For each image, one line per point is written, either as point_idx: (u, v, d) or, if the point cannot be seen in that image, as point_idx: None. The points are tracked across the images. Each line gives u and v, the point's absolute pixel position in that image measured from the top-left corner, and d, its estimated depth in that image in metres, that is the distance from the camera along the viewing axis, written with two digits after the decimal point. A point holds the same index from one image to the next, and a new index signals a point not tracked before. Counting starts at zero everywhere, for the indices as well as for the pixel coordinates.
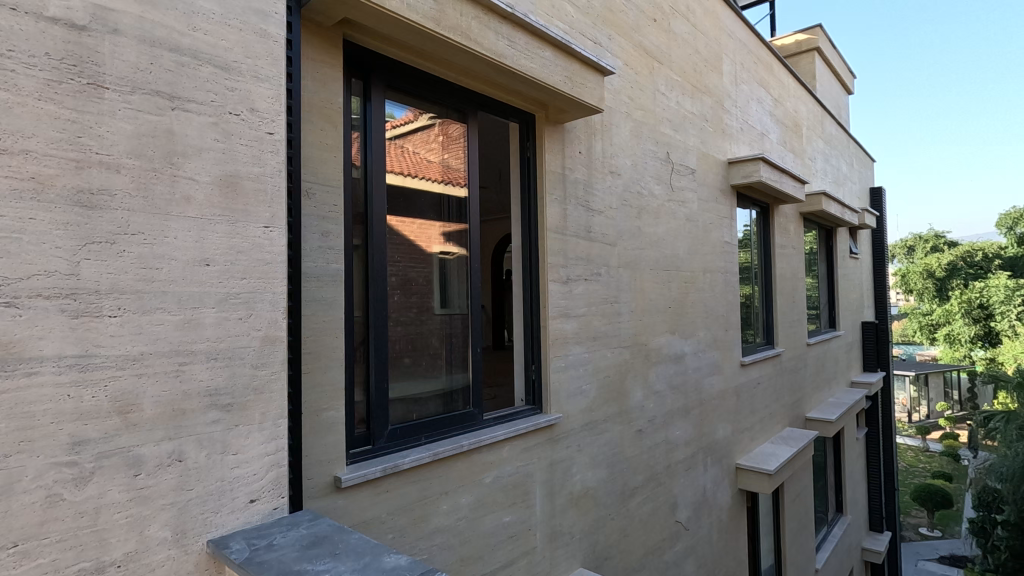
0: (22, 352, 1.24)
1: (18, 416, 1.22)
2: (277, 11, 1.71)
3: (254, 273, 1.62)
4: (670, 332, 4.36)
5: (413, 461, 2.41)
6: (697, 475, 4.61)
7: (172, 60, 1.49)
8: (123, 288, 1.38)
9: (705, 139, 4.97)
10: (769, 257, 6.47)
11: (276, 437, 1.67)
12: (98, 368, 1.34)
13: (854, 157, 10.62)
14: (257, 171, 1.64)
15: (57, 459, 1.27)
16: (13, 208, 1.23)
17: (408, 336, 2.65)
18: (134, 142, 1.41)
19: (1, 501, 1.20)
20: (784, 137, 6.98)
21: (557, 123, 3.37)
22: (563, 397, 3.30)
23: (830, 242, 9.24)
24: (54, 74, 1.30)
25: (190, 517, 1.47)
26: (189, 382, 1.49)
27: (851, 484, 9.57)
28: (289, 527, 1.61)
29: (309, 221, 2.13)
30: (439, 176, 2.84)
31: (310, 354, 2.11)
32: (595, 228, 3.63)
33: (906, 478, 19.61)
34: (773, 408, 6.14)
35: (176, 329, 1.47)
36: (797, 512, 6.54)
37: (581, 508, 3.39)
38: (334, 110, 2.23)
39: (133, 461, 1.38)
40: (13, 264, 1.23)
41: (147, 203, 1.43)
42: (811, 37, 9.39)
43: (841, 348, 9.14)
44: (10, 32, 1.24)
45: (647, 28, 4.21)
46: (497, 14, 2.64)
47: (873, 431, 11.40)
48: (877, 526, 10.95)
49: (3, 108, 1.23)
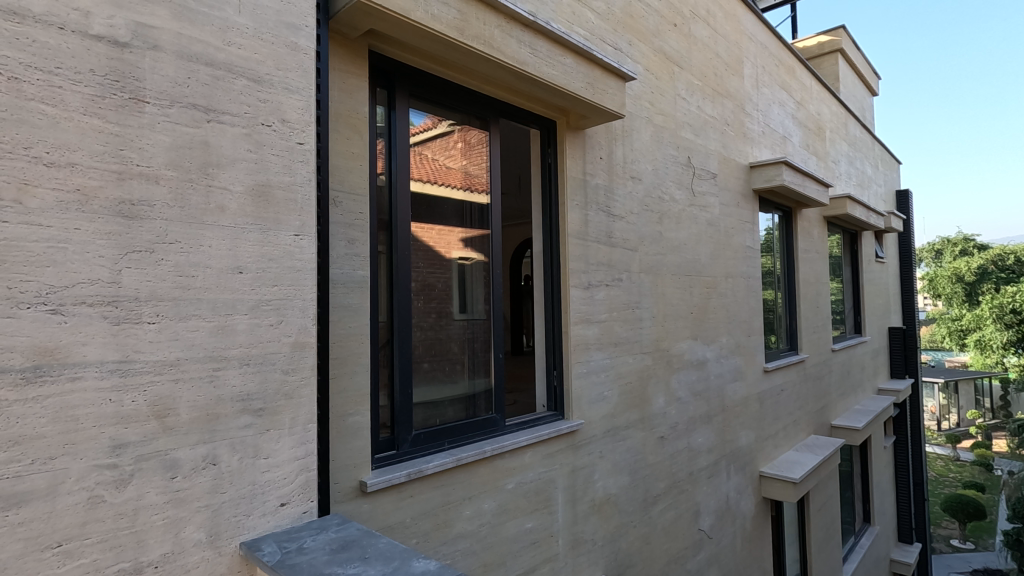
0: (66, 358, 1.28)
1: (63, 419, 1.27)
2: (308, 25, 1.76)
3: (285, 280, 1.66)
4: (691, 337, 4.32)
5: (436, 466, 2.43)
6: (721, 482, 4.55)
7: (208, 74, 1.53)
8: (161, 295, 1.42)
9: (726, 144, 4.92)
10: (792, 261, 6.38)
11: (305, 441, 1.70)
12: (138, 373, 1.38)
13: (879, 159, 10.41)
14: (288, 180, 1.68)
15: (98, 461, 1.31)
16: (59, 218, 1.28)
17: (430, 342, 2.67)
18: (172, 154, 1.46)
19: (47, 501, 1.23)
20: (806, 140, 6.89)
21: (577, 129, 3.37)
22: (584, 403, 3.29)
23: (854, 245, 9.08)
24: (98, 89, 1.35)
25: (223, 519, 1.50)
26: (223, 388, 1.52)
27: (879, 494, 9.35)
28: (318, 531, 1.63)
29: (336, 228, 2.16)
30: (460, 183, 2.87)
31: (337, 359, 2.14)
32: (616, 233, 3.63)
33: (937, 488, 19.07)
34: (797, 414, 6.04)
35: (210, 335, 1.50)
36: (823, 522, 6.41)
37: (603, 515, 3.37)
38: (360, 119, 2.27)
39: (170, 464, 1.42)
40: (59, 273, 1.27)
41: (184, 212, 1.47)
42: (833, 38, 9.25)
43: (867, 355, 8.94)
44: (58, 51, 1.29)
45: (667, 32, 4.20)
46: (519, 22, 2.66)
47: (902, 439, 11.11)
48: (906, 537, 10.66)
49: (51, 122, 1.28)
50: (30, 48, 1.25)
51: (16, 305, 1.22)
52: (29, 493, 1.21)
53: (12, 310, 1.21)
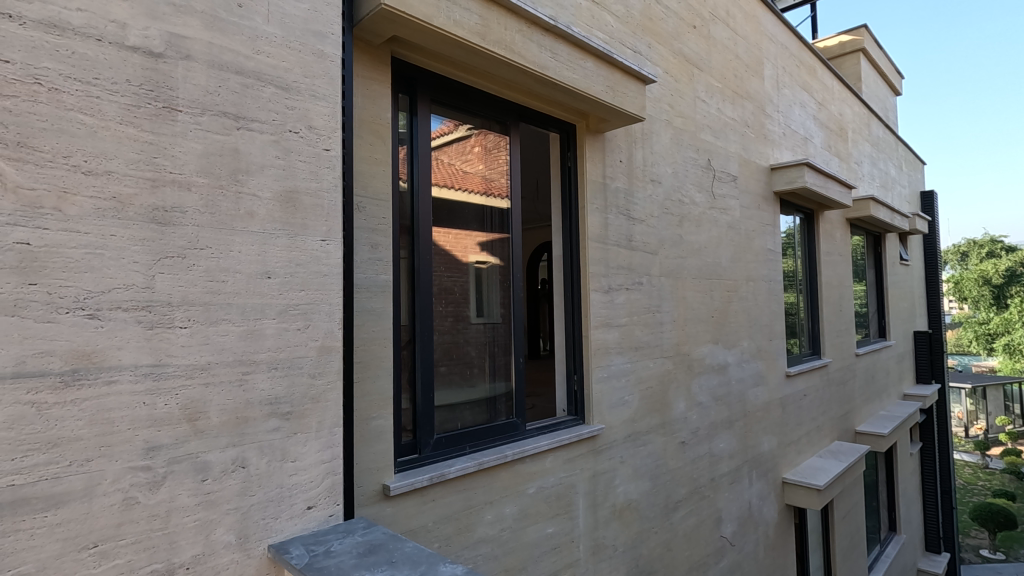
0: (103, 361, 1.31)
1: (99, 422, 1.29)
2: (333, 33, 1.78)
3: (311, 285, 1.68)
4: (713, 341, 4.27)
5: (458, 470, 2.43)
6: (743, 488, 4.48)
7: (238, 82, 1.56)
8: (193, 300, 1.45)
9: (747, 146, 4.87)
10: (815, 264, 6.28)
11: (331, 445, 1.71)
12: (170, 377, 1.41)
13: (903, 159, 10.22)
14: (315, 186, 1.70)
15: (133, 463, 1.33)
16: (96, 225, 1.31)
17: (450, 346, 2.67)
18: (203, 161, 1.48)
19: (83, 502, 1.26)
20: (828, 141, 6.79)
21: (597, 132, 3.37)
22: (605, 407, 3.27)
23: (877, 248, 8.92)
24: (133, 99, 1.38)
25: (252, 522, 1.52)
26: (252, 392, 1.54)
27: (905, 502, 9.15)
28: (344, 534, 1.64)
29: (360, 233, 2.19)
30: (479, 188, 2.88)
31: (360, 364, 2.16)
32: (636, 237, 3.60)
33: (965, 497, 18.57)
34: (820, 420, 5.94)
35: (240, 339, 1.52)
36: (847, 530, 6.29)
37: (625, 521, 3.34)
38: (383, 125, 2.28)
39: (201, 467, 1.44)
40: (96, 278, 1.30)
41: (214, 218, 1.49)
42: (856, 37, 9.11)
43: (892, 359, 8.76)
44: (96, 61, 1.32)
45: (687, 34, 4.18)
46: (540, 27, 2.66)
47: (929, 446, 10.87)
48: (934, 546, 10.44)
49: (89, 132, 1.31)
50: (69, 59, 1.28)
51: (56, 310, 1.25)
52: (67, 494, 1.24)
53: (50, 315, 1.24)
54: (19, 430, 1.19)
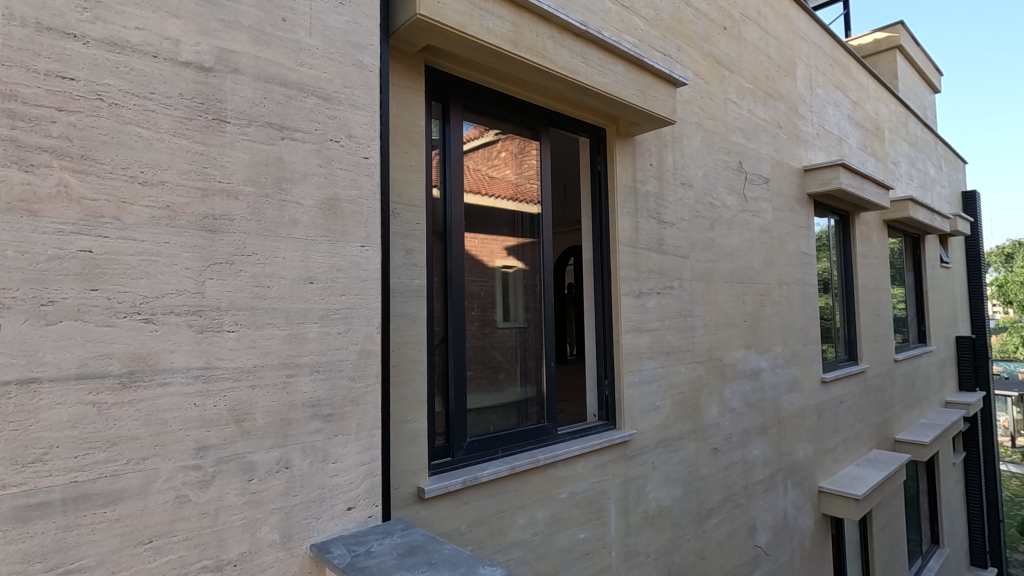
0: (157, 364, 1.36)
1: (154, 422, 1.35)
2: (372, 44, 1.82)
3: (351, 290, 1.71)
4: (745, 346, 4.20)
5: (491, 474, 2.44)
6: (778, 497, 4.38)
7: (282, 93, 1.61)
8: (240, 305, 1.50)
9: (779, 147, 4.79)
10: (850, 267, 6.12)
11: (370, 447, 1.74)
12: (219, 379, 1.46)
13: (943, 159, 9.91)
14: (355, 194, 1.74)
15: (184, 463, 1.38)
16: (152, 233, 1.36)
17: (481, 350, 2.69)
18: (250, 170, 1.53)
19: (139, 499, 1.31)
20: (863, 140, 6.62)
21: (627, 136, 3.35)
22: (636, 413, 3.24)
23: (916, 250, 8.64)
24: (185, 111, 1.43)
25: (295, 521, 1.56)
26: (295, 394, 1.58)
27: (949, 513, 8.81)
28: (384, 535, 1.66)
29: (395, 239, 2.23)
30: (508, 194, 2.90)
31: (396, 367, 2.20)
32: (667, 240, 3.57)
33: (1012, 510, 17.78)
34: (858, 428, 5.78)
35: (284, 343, 1.57)
36: (887, 542, 6.09)
37: (656, 528, 3.29)
38: (416, 132, 2.32)
39: (247, 467, 1.48)
40: (151, 284, 1.36)
41: (260, 225, 1.54)
42: (891, 35, 8.90)
43: (933, 366, 8.45)
44: (152, 77, 1.39)
45: (717, 36, 4.14)
46: (571, 32, 2.68)
47: (973, 455, 10.47)
48: (980, 560, 10.00)
49: (146, 144, 1.37)
50: (128, 75, 1.35)
51: (115, 314, 1.31)
52: (124, 491, 1.29)
53: (110, 319, 1.30)
54: (83, 429, 1.25)
